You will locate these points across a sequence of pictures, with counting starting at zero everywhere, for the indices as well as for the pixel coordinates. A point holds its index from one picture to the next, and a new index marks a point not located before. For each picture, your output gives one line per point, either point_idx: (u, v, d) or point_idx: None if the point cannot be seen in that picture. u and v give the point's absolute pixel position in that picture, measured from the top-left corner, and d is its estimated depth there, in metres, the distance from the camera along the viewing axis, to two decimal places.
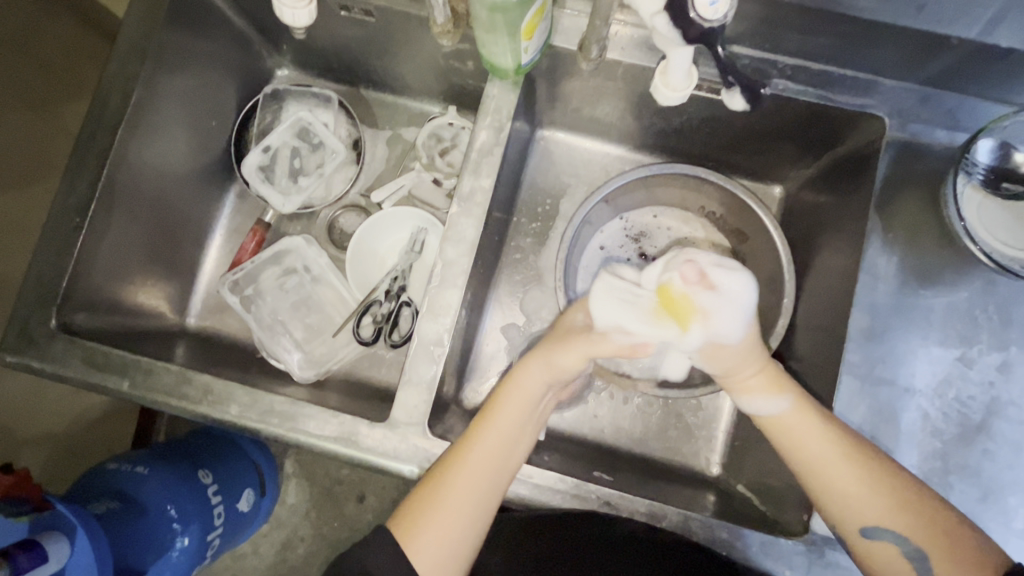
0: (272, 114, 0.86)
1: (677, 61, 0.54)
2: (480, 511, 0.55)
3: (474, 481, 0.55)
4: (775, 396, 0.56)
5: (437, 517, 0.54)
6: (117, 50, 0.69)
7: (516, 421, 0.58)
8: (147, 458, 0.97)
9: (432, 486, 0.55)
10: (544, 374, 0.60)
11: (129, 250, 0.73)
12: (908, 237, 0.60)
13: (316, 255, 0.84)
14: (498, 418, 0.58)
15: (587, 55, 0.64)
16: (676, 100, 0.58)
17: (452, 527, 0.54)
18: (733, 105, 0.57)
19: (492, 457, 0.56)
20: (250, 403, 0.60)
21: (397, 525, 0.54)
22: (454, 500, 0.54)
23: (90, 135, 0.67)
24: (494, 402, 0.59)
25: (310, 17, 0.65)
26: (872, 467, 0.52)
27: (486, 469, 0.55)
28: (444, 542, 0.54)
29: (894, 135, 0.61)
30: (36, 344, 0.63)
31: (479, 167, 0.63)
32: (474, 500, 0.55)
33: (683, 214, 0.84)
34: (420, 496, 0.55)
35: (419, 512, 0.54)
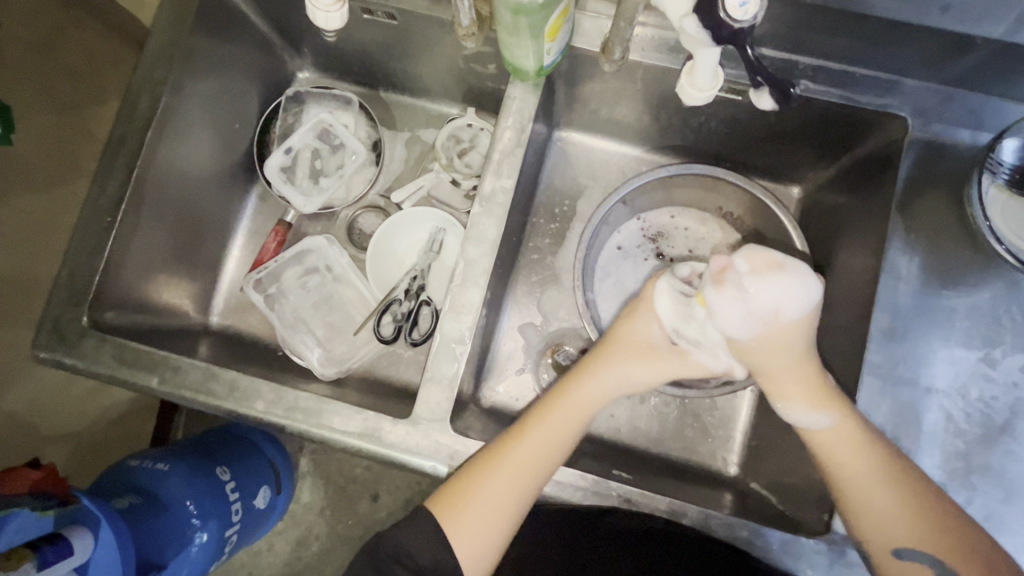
0: (293, 116, 0.87)
1: (706, 60, 0.54)
2: (519, 509, 0.57)
3: (524, 478, 0.56)
4: (819, 411, 0.56)
5: (479, 506, 0.55)
6: (146, 54, 0.70)
7: (573, 421, 0.61)
8: (168, 453, 0.99)
9: (476, 479, 0.56)
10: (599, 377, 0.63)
11: (155, 249, 0.75)
12: (931, 237, 0.60)
13: (336, 254, 0.85)
14: (557, 418, 0.60)
15: (610, 56, 0.64)
16: (701, 100, 0.58)
17: (492, 518, 0.56)
18: (762, 106, 0.55)
19: (541, 455, 0.58)
20: (275, 399, 0.61)
21: (439, 509, 0.56)
22: (498, 492, 0.56)
23: (120, 138, 0.69)
24: (552, 402, 0.62)
25: (343, 20, 0.65)
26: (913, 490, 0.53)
27: (536, 467, 0.57)
28: (482, 532, 0.56)
29: (917, 135, 0.61)
30: (67, 341, 0.64)
31: (501, 167, 0.63)
32: (518, 497, 0.57)
33: (700, 215, 0.85)
34: (467, 482, 0.56)
35: (461, 498, 0.55)
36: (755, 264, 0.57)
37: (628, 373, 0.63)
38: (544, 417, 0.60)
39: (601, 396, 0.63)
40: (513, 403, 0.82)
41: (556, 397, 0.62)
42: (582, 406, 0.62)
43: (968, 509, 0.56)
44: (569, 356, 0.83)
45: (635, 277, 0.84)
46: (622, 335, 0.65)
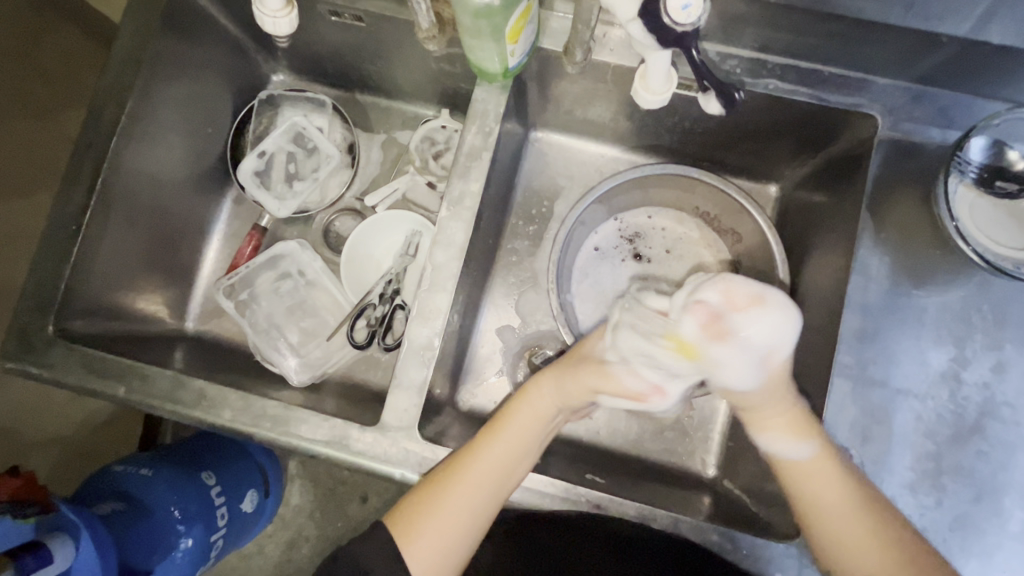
0: (267, 119, 0.86)
1: (657, 63, 0.54)
2: (480, 521, 0.57)
3: (478, 492, 0.56)
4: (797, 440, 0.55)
5: (438, 523, 0.55)
6: (110, 59, 0.70)
7: (527, 435, 0.60)
8: (149, 459, 0.98)
9: (433, 495, 0.56)
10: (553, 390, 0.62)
11: (126, 256, 0.74)
12: (900, 236, 0.60)
13: (310, 259, 0.84)
14: (512, 431, 0.60)
15: (573, 58, 0.63)
16: (656, 103, 0.57)
17: (449, 533, 0.56)
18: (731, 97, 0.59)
19: (497, 468, 0.57)
20: (243, 407, 0.61)
21: (394, 523, 0.56)
22: (456, 504, 0.56)
23: (85, 144, 0.68)
24: (507, 415, 0.61)
25: (292, 26, 0.65)
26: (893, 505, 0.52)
27: (494, 480, 0.57)
28: (440, 546, 0.55)
29: (886, 133, 0.61)
30: (34, 351, 0.63)
31: (468, 171, 0.63)
32: (474, 510, 0.56)
33: (677, 215, 0.84)
34: (420, 498, 0.56)
35: (415, 511, 0.55)
36: (739, 299, 0.54)
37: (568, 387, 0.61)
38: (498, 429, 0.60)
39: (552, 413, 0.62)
40: (491, 407, 0.82)
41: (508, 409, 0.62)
42: (539, 420, 0.61)
43: (939, 510, 0.56)
44: (547, 359, 0.82)
45: (612, 278, 0.83)
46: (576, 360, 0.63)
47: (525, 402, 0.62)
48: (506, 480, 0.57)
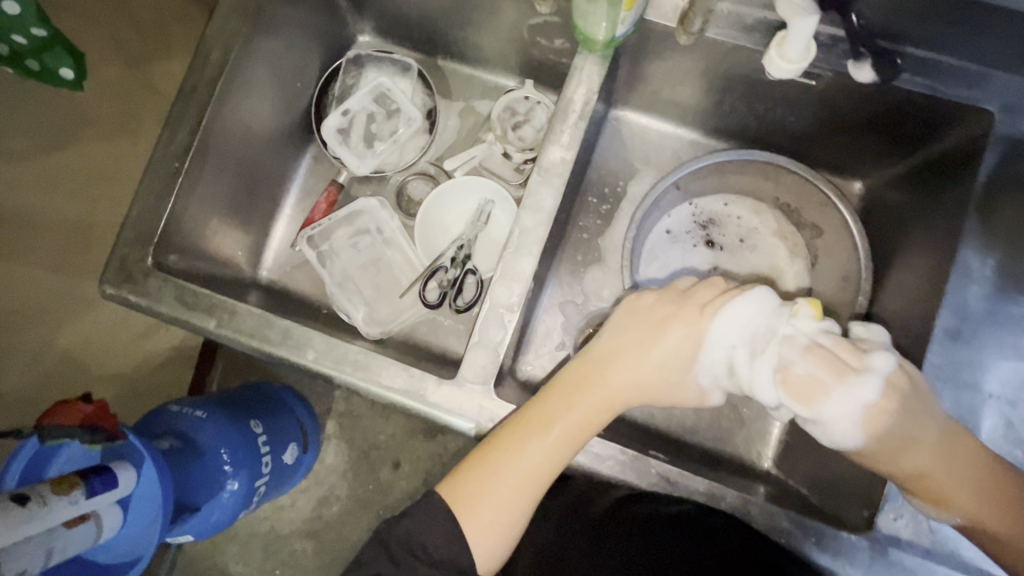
0: (352, 79, 0.88)
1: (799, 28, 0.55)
2: (532, 499, 0.55)
3: (528, 476, 0.55)
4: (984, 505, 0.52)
5: (489, 503, 0.54)
6: (219, 7, 0.72)
7: (589, 421, 0.56)
8: (205, 401, 1.02)
9: (482, 471, 0.55)
10: (629, 378, 0.57)
11: (215, 199, 0.77)
12: (1011, 238, 0.57)
13: (387, 218, 0.86)
14: (573, 412, 0.56)
15: (689, 28, 0.63)
16: (787, 72, 0.59)
17: (498, 514, 0.54)
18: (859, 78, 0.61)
19: (551, 452, 0.55)
20: (326, 350, 0.63)
21: (449, 493, 0.55)
22: (503, 488, 0.54)
23: (191, 87, 0.71)
24: (571, 395, 0.57)
25: None
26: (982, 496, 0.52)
27: (547, 465, 0.55)
28: (493, 525, 0.54)
29: (1002, 131, 0.58)
30: (133, 279, 0.66)
31: (563, 138, 0.63)
32: (527, 489, 0.55)
33: (755, 204, 0.83)
34: (475, 476, 0.55)
35: (468, 484, 0.55)
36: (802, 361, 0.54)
37: (651, 372, 0.57)
38: (561, 409, 0.56)
39: (621, 400, 0.57)
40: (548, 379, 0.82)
41: (566, 384, 0.58)
42: (604, 405, 0.57)
43: None
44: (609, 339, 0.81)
45: (682, 263, 0.83)
46: (645, 349, 0.57)
47: (593, 390, 0.57)
48: (553, 466, 0.55)
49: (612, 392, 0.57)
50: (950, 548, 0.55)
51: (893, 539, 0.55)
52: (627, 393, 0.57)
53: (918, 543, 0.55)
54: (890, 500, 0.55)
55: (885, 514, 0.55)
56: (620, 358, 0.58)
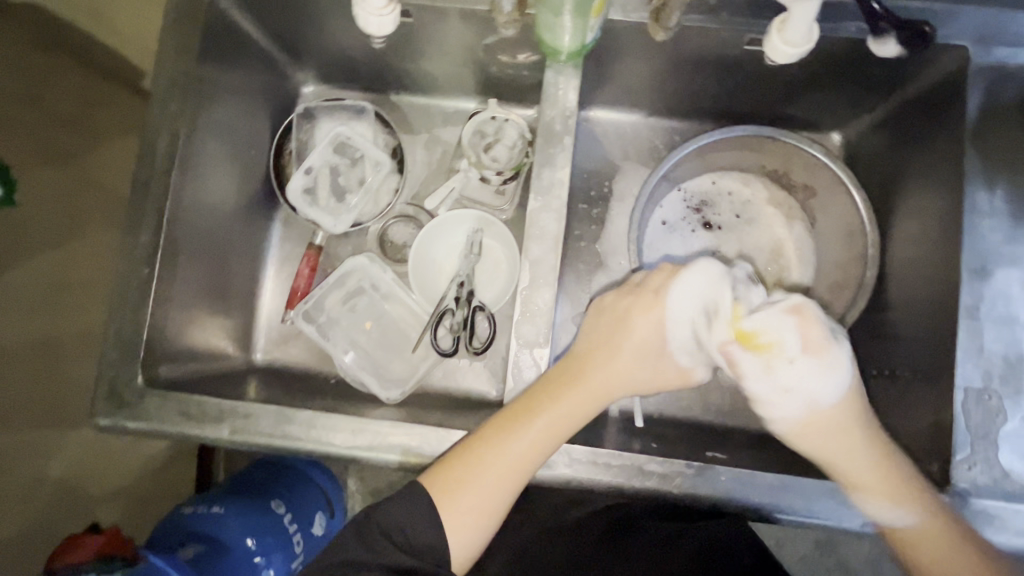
0: (306, 134, 0.83)
1: (801, 13, 0.54)
2: (513, 487, 0.55)
3: (512, 468, 0.54)
4: (900, 508, 0.53)
5: (471, 491, 0.53)
6: (155, 91, 0.67)
7: (576, 412, 0.56)
8: (219, 496, 0.98)
9: (466, 460, 0.54)
10: (607, 367, 0.57)
11: (195, 293, 0.71)
12: (1009, 165, 0.58)
13: (380, 272, 0.81)
14: (559, 409, 0.55)
15: (665, 24, 0.62)
16: (791, 57, 0.58)
17: (480, 501, 0.53)
18: (881, 52, 0.60)
19: (535, 441, 0.54)
20: (355, 430, 0.59)
21: (431, 482, 0.53)
22: (489, 477, 0.53)
23: (144, 182, 0.66)
24: (554, 391, 0.56)
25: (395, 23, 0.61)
26: (893, 491, 0.54)
27: (533, 454, 0.54)
28: (471, 513, 0.53)
29: (981, 63, 0.59)
30: (127, 404, 0.61)
31: (553, 157, 0.60)
32: (508, 479, 0.54)
33: (742, 175, 0.81)
34: (460, 466, 0.53)
35: (451, 473, 0.53)
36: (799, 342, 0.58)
37: (630, 360, 0.58)
38: (546, 402, 0.55)
39: (604, 389, 0.57)
40: None
41: (550, 376, 0.57)
42: (590, 400, 0.56)
43: None
44: None
45: (685, 250, 0.81)
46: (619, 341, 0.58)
47: (578, 385, 0.56)
48: (537, 457, 0.54)
49: (595, 384, 0.57)
50: None
51: (972, 487, 0.54)
52: (611, 381, 0.57)
53: (997, 487, 0.53)
54: (958, 449, 0.54)
55: (959, 465, 0.54)
56: (602, 352, 0.58)
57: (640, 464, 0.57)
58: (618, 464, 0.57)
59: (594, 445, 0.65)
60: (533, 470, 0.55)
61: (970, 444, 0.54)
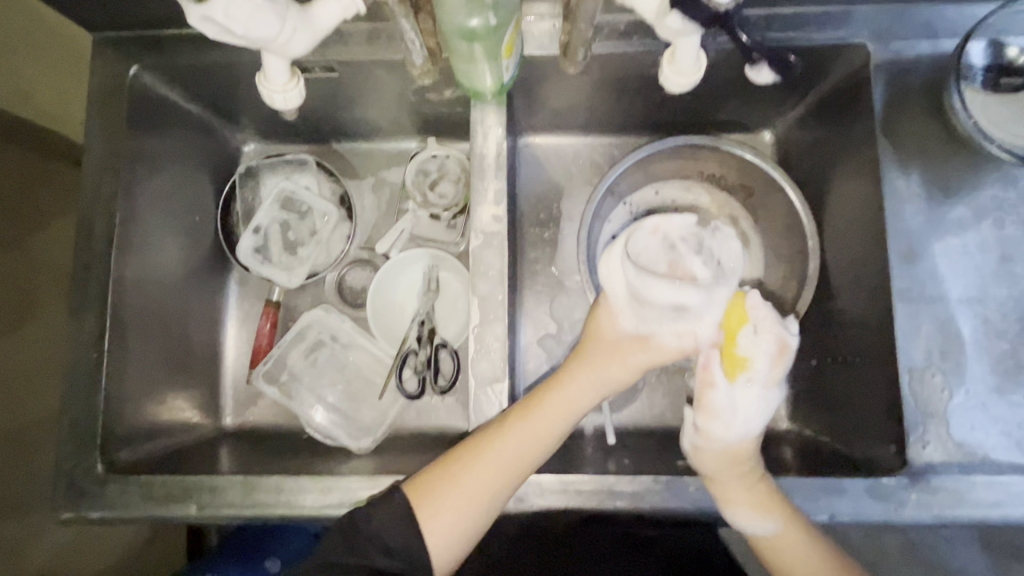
0: (251, 192, 0.83)
1: (687, 45, 0.56)
2: (495, 495, 0.55)
3: (497, 471, 0.55)
4: (764, 518, 0.56)
5: (452, 499, 0.54)
6: (86, 173, 0.67)
7: (556, 417, 0.58)
8: (210, 563, 0.96)
9: (451, 467, 0.55)
10: (587, 373, 0.60)
11: (151, 369, 0.71)
12: (921, 151, 0.60)
13: (338, 322, 0.82)
14: (541, 417, 0.57)
15: (575, 59, 0.62)
16: (686, 86, 0.60)
17: (462, 507, 0.54)
18: (759, 79, 0.61)
19: (521, 450, 0.55)
20: (323, 489, 0.59)
21: (414, 488, 0.55)
22: (471, 482, 0.55)
23: (85, 266, 0.66)
24: (538, 397, 0.58)
25: (302, 96, 0.61)
26: (761, 497, 0.56)
27: (519, 460, 0.55)
28: (452, 519, 0.54)
29: (881, 58, 0.62)
30: (88, 494, 0.61)
31: (488, 194, 0.61)
32: (488, 484, 0.55)
33: (683, 183, 0.84)
34: (446, 470, 0.55)
35: (434, 481, 0.55)
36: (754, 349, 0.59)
37: (603, 364, 0.60)
38: (528, 409, 0.57)
39: (584, 394, 0.59)
40: None
41: (539, 385, 0.60)
42: (570, 407, 0.59)
43: None
44: None
45: None
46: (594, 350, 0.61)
47: (557, 389, 0.59)
48: (521, 464, 0.55)
49: (572, 391, 0.59)
50: (981, 454, 0.55)
51: (929, 465, 0.55)
52: (590, 389, 0.60)
53: (952, 462, 0.55)
54: (910, 431, 0.56)
55: (913, 445, 0.56)
56: (578, 360, 0.60)
57: (609, 484, 0.58)
58: (588, 489, 0.58)
59: (568, 467, 0.66)
60: (517, 479, 0.56)
61: (921, 424, 0.56)
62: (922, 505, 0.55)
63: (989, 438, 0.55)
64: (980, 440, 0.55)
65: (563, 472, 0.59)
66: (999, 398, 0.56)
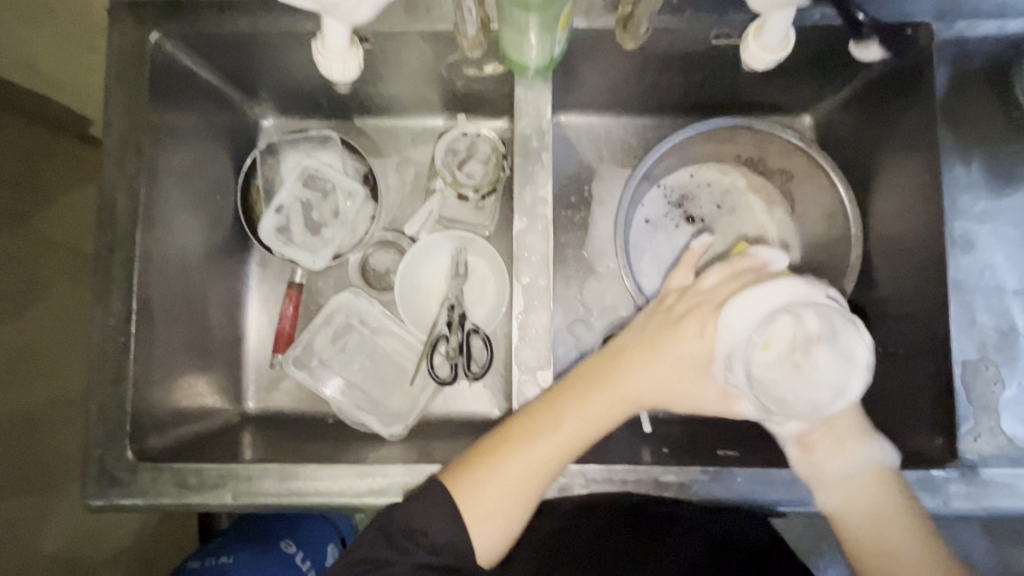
0: (271, 169, 0.79)
1: (778, 20, 0.54)
2: (537, 492, 0.54)
3: (537, 472, 0.53)
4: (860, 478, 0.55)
5: (491, 493, 0.52)
6: (106, 148, 0.63)
7: (604, 416, 0.54)
8: (225, 545, 0.94)
9: (491, 460, 0.53)
10: (645, 377, 0.55)
11: (175, 353, 0.69)
12: (981, 137, 0.59)
13: (368, 305, 0.79)
14: (594, 411, 0.54)
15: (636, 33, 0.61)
16: (770, 63, 0.58)
17: (500, 504, 0.52)
18: (864, 57, 0.63)
19: (563, 447, 0.53)
20: (362, 477, 0.58)
21: (453, 482, 0.52)
22: (512, 476, 0.53)
23: (108, 246, 0.63)
24: (586, 392, 0.55)
25: (361, 68, 0.58)
26: (860, 466, 0.56)
27: (558, 457, 0.53)
28: (492, 513, 0.52)
29: (943, 39, 0.59)
30: (119, 481, 0.59)
31: (533, 176, 0.59)
32: (533, 480, 0.53)
33: (719, 165, 0.81)
34: (487, 465, 0.53)
35: (473, 473, 0.53)
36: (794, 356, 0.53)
37: (679, 359, 0.55)
38: (578, 401, 0.54)
39: (636, 397, 0.55)
40: None
41: (587, 377, 0.56)
42: (619, 408, 0.55)
43: None
44: None
45: (670, 247, 0.81)
46: (666, 348, 0.55)
47: (609, 388, 0.55)
48: (561, 462, 0.54)
49: (629, 391, 0.55)
50: None
51: (980, 458, 0.55)
52: (645, 391, 0.55)
53: (1003, 454, 0.55)
54: (962, 424, 0.55)
55: (965, 438, 0.55)
56: (640, 353, 0.56)
57: (654, 474, 0.57)
58: (634, 479, 0.57)
59: (606, 456, 0.65)
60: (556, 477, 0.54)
61: (973, 416, 0.55)
62: (971, 497, 0.54)
63: None
64: None
65: (607, 462, 0.58)
66: None
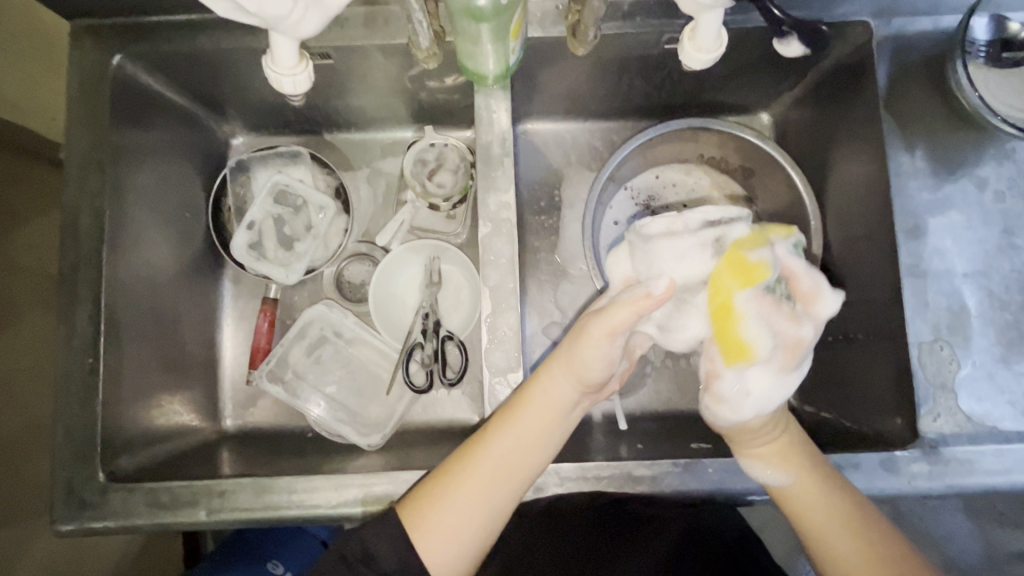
0: (242, 187, 0.80)
1: (711, 19, 0.55)
2: (494, 510, 0.54)
3: (490, 484, 0.53)
4: (783, 468, 0.55)
5: (447, 515, 0.52)
6: (68, 168, 0.64)
7: (543, 425, 0.55)
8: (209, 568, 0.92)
9: (444, 484, 0.53)
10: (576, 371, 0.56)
11: (146, 372, 0.69)
12: (923, 128, 0.62)
13: (341, 317, 0.79)
14: (524, 422, 0.54)
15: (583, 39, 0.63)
16: (705, 62, 0.59)
17: (457, 526, 0.52)
18: (787, 54, 0.63)
19: (509, 457, 0.54)
20: (337, 486, 0.58)
21: (409, 513, 0.52)
22: (465, 498, 0.53)
23: (73, 266, 0.63)
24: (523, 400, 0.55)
25: (311, 79, 0.59)
26: (780, 454, 0.56)
27: (507, 467, 0.54)
28: (449, 539, 0.52)
29: (883, 36, 0.62)
30: (90, 504, 0.59)
31: (496, 180, 0.60)
32: (490, 496, 0.53)
33: (683, 165, 0.83)
34: (435, 486, 0.53)
35: (425, 500, 0.53)
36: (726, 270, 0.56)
37: (581, 369, 0.55)
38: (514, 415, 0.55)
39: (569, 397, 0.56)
40: None
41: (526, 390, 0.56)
42: (559, 408, 0.55)
43: None
44: None
45: None
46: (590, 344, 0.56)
47: (543, 392, 0.56)
48: (518, 474, 0.54)
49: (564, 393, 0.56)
50: (989, 424, 0.56)
51: (940, 437, 0.56)
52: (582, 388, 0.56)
53: (962, 432, 0.56)
54: (922, 405, 0.57)
55: (925, 418, 0.56)
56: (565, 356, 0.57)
57: (629, 470, 0.58)
58: (608, 475, 0.58)
59: (582, 455, 0.65)
60: (512, 493, 0.54)
61: (932, 397, 0.57)
62: (934, 475, 0.56)
63: (996, 407, 0.56)
64: (988, 410, 0.56)
65: (581, 459, 0.59)
66: (1006, 368, 0.57)
